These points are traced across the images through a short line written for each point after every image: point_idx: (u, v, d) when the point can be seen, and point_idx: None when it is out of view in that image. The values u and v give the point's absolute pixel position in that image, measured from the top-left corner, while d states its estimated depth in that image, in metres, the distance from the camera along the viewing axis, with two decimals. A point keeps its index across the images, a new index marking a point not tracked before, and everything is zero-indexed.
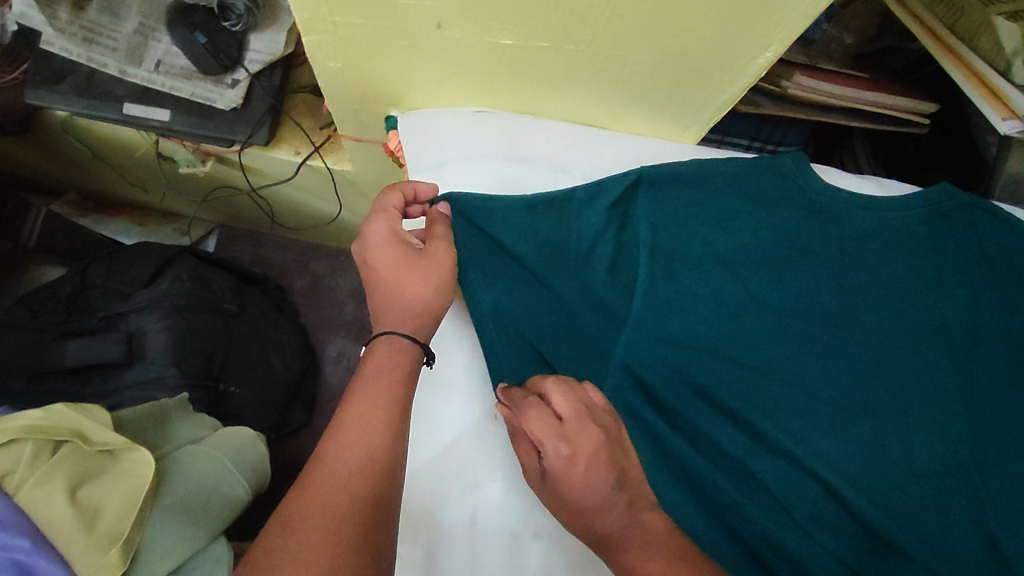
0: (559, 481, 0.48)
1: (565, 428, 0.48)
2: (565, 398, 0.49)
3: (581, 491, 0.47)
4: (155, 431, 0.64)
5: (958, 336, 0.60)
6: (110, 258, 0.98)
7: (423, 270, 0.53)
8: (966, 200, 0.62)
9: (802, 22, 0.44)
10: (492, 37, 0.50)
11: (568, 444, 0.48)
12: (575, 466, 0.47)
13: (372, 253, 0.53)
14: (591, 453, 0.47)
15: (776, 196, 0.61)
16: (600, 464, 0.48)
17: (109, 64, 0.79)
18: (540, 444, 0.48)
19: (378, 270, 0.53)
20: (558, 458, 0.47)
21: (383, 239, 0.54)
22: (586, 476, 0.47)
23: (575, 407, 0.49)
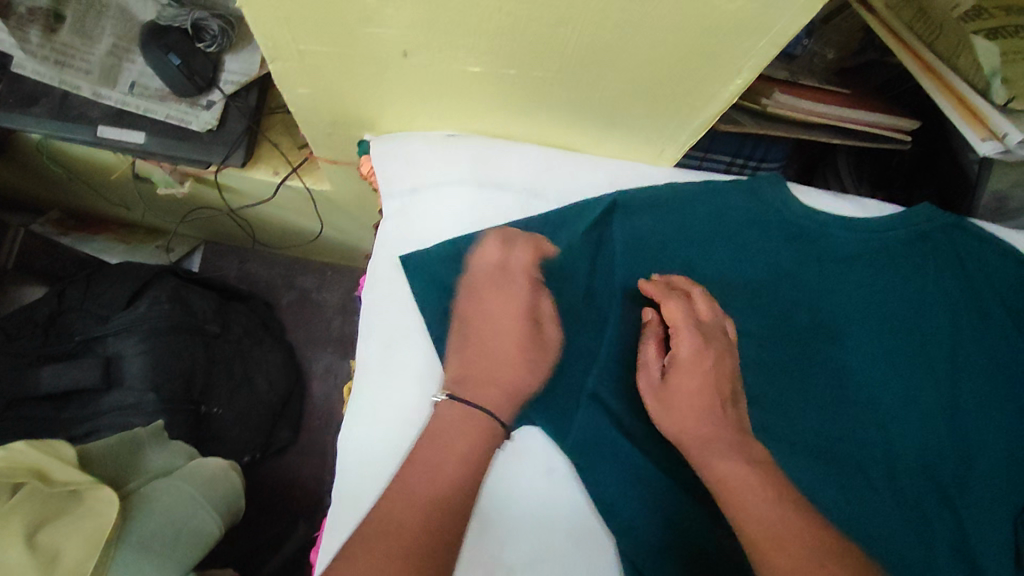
0: (681, 376, 0.51)
1: (702, 329, 0.53)
2: (707, 304, 0.54)
3: (701, 390, 0.50)
4: (128, 462, 0.63)
5: (938, 359, 0.59)
6: (88, 280, 0.96)
7: (529, 356, 0.53)
8: (946, 219, 0.61)
9: (770, 50, 0.44)
10: (460, 64, 0.49)
11: (705, 342, 0.52)
12: (704, 362, 0.51)
13: (497, 315, 0.53)
14: (717, 356, 0.52)
15: (754, 219, 0.60)
16: (725, 374, 0.52)
17: (83, 86, 0.77)
18: (676, 334, 0.52)
19: (485, 332, 0.53)
20: (691, 351, 0.52)
21: (509, 304, 0.53)
22: (714, 376, 0.51)
23: (713, 313, 0.54)
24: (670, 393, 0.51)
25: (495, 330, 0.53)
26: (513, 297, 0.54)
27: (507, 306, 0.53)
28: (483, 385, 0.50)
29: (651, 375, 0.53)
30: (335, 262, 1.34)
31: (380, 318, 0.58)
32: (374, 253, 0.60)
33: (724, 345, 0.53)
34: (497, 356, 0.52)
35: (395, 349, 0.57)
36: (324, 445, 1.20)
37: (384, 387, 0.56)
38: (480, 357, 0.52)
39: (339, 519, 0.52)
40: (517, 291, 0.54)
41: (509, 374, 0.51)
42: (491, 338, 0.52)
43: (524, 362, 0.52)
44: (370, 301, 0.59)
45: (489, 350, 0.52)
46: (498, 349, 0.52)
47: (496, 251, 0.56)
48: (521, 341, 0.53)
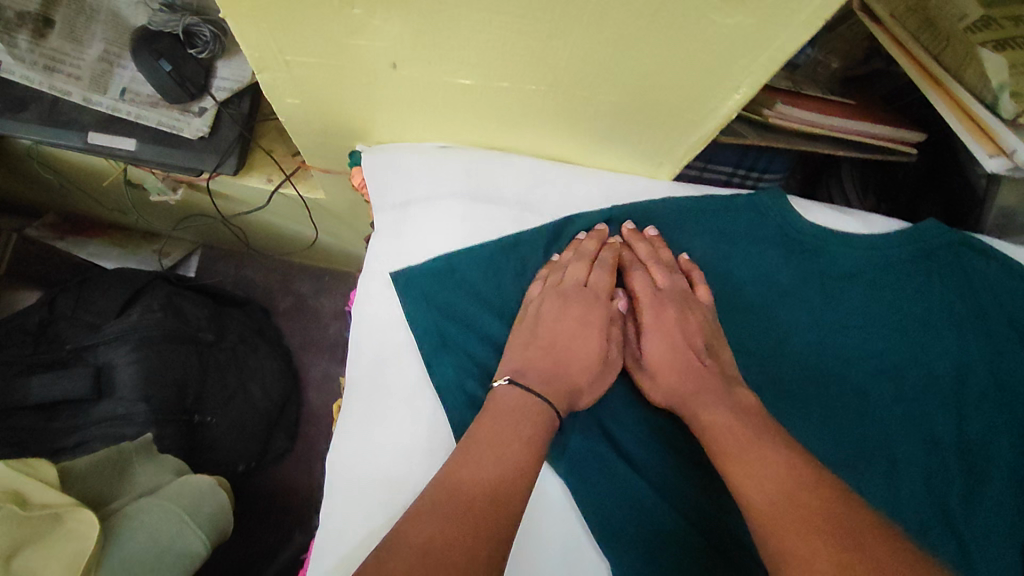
0: (651, 341, 0.54)
1: (660, 292, 0.55)
2: (661, 267, 0.56)
3: (672, 352, 0.52)
4: (114, 479, 0.61)
5: (944, 381, 0.57)
6: (80, 288, 0.95)
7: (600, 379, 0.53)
8: (954, 237, 0.59)
9: (770, 66, 0.42)
10: (451, 76, 0.48)
11: (662, 303, 0.54)
12: (667, 321, 0.54)
13: (564, 324, 0.52)
14: (677, 312, 0.54)
15: (755, 235, 0.59)
16: (693, 330, 0.54)
17: (73, 92, 0.76)
18: (639, 304, 0.55)
19: (571, 341, 0.52)
20: (652, 316, 0.54)
21: (596, 321, 0.53)
22: (682, 337, 0.53)
23: (669, 273, 0.56)
24: (650, 363, 0.53)
25: (582, 343, 0.52)
26: (600, 310, 0.53)
27: (595, 322, 0.53)
28: (565, 393, 0.50)
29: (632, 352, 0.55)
30: (332, 267, 1.33)
31: (371, 336, 0.57)
32: (365, 268, 0.59)
33: (688, 299, 0.55)
34: (579, 369, 0.51)
35: (386, 367, 0.56)
36: (320, 453, 1.19)
37: (374, 406, 0.54)
38: (569, 369, 0.51)
39: (329, 544, 0.50)
40: (604, 308, 0.54)
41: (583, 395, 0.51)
42: (579, 350, 0.52)
43: (598, 381, 0.52)
44: (361, 317, 0.58)
45: (579, 362, 0.51)
46: (583, 363, 0.51)
47: (570, 262, 0.56)
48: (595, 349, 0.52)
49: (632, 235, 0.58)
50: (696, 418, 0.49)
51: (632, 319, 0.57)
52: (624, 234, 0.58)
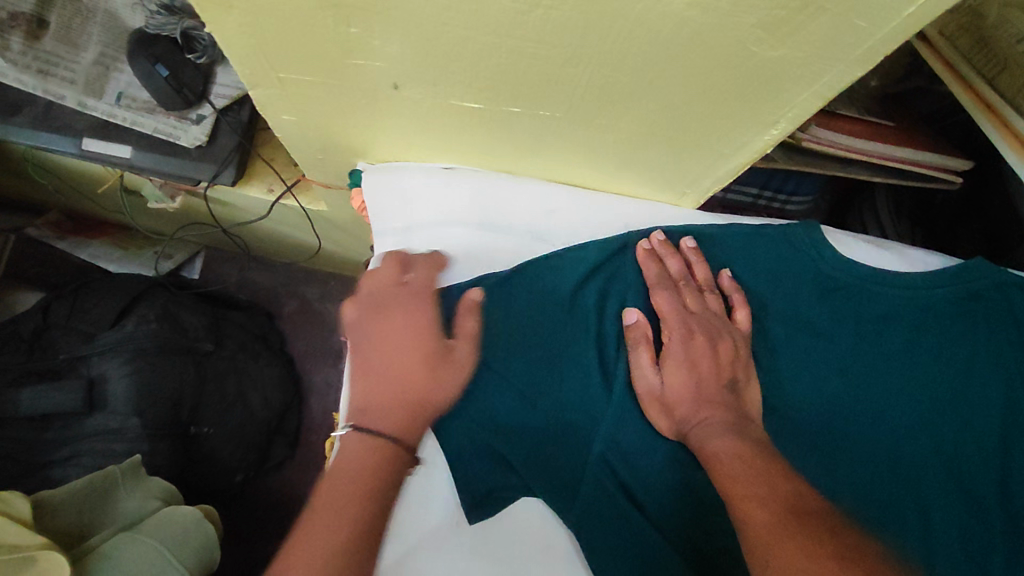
0: (673, 371, 0.49)
1: (691, 316, 0.51)
2: (694, 292, 0.52)
3: (696, 388, 0.48)
4: (98, 511, 0.58)
5: (989, 435, 0.52)
6: (75, 295, 0.91)
7: (440, 372, 0.47)
8: (1005, 277, 0.53)
9: (815, 103, 0.38)
10: (456, 100, 0.44)
11: (691, 329, 0.50)
12: (696, 350, 0.50)
13: (388, 338, 0.48)
14: (708, 340, 0.50)
15: (787, 270, 0.54)
16: (723, 361, 0.50)
17: (68, 96, 0.73)
18: (665, 325, 0.51)
19: (385, 347, 0.48)
20: (680, 342, 0.50)
21: (417, 325, 0.48)
22: (711, 367, 0.49)
23: (701, 296, 0.52)
24: (668, 394, 0.49)
25: (393, 346, 0.47)
26: (411, 307, 0.49)
27: (401, 320, 0.49)
28: (386, 409, 0.45)
29: (648, 380, 0.49)
30: (338, 273, 1.30)
31: None
32: None
33: (722, 327, 0.51)
34: (398, 373, 0.46)
35: None
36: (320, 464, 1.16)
37: None
38: (389, 378, 0.46)
39: None
40: (415, 303, 0.50)
41: (419, 398, 0.46)
42: (392, 354, 0.47)
43: (435, 376, 0.47)
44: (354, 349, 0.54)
45: (395, 365, 0.47)
46: (400, 365, 0.47)
47: (414, 267, 0.52)
48: (428, 351, 0.47)
49: (662, 246, 0.53)
50: (703, 449, 0.46)
51: (645, 343, 0.50)
52: (654, 244, 0.53)
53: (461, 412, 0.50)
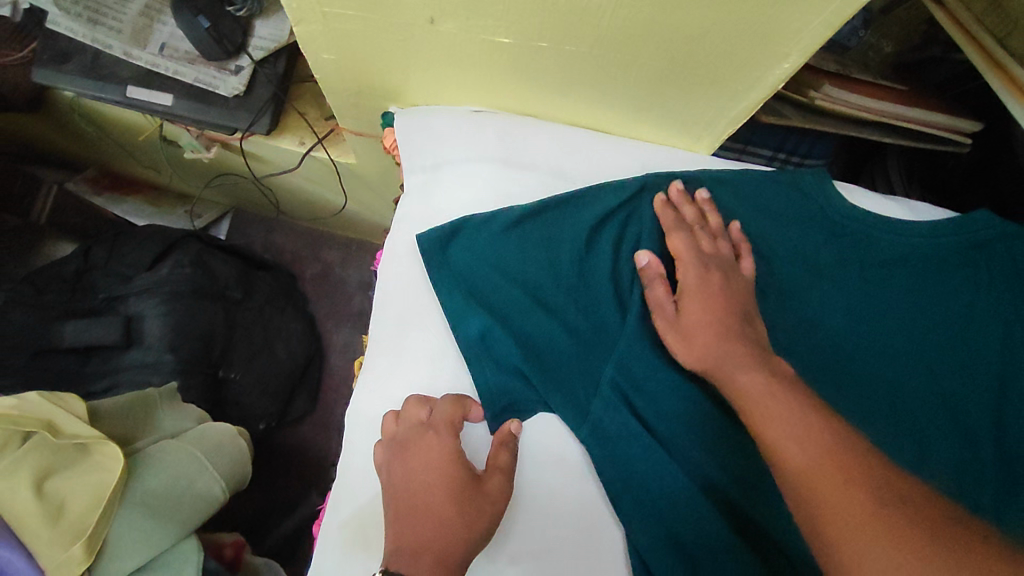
0: (693, 303, 0.51)
1: (706, 257, 0.54)
2: (709, 233, 0.55)
3: (710, 315, 0.50)
4: (138, 424, 0.63)
5: (989, 375, 0.54)
6: (115, 239, 0.98)
7: (476, 508, 0.47)
8: (1007, 228, 0.56)
9: (824, 32, 0.40)
10: (488, 34, 0.47)
11: (707, 267, 0.53)
12: (713, 286, 0.52)
13: (417, 479, 0.48)
14: (721, 279, 0.53)
15: (795, 213, 0.57)
16: (733, 297, 0.52)
17: (114, 45, 0.77)
18: (680, 264, 0.54)
19: (417, 480, 0.48)
20: (698, 278, 0.52)
21: (434, 463, 0.48)
22: (722, 302, 0.51)
23: (713, 239, 0.55)
24: (685, 322, 0.51)
25: (428, 487, 0.48)
26: (437, 446, 0.49)
27: (426, 453, 0.49)
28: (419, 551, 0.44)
29: (666, 311, 0.52)
30: (359, 238, 1.34)
31: (395, 293, 0.58)
32: (393, 228, 0.59)
33: (731, 268, 0.54)
34: (430, 518, 0.46)
35: (409, 326, 0.56)
36: (339, 420, 1.20)
37: (395, 362, 0.56)
38: (428, 510, 0.46)
39: (344, 496, 0.53)
40: (440, 440, 0.49)
41: (456, 533, 0.46)
42: (426, 492, 0.47)
43: (467, 517, 0.46)
44: (385, 278, 0.58)
45: (426, 512, 0.46)
46: (431, 505, 0.47)
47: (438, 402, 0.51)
48: (453, 490, 0.47)
49: (679, 196, 0.56)
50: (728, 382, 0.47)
51: (660, 279, 0.53)
52: (671, 194, 0.56)
53: (488, 334, 0.54)
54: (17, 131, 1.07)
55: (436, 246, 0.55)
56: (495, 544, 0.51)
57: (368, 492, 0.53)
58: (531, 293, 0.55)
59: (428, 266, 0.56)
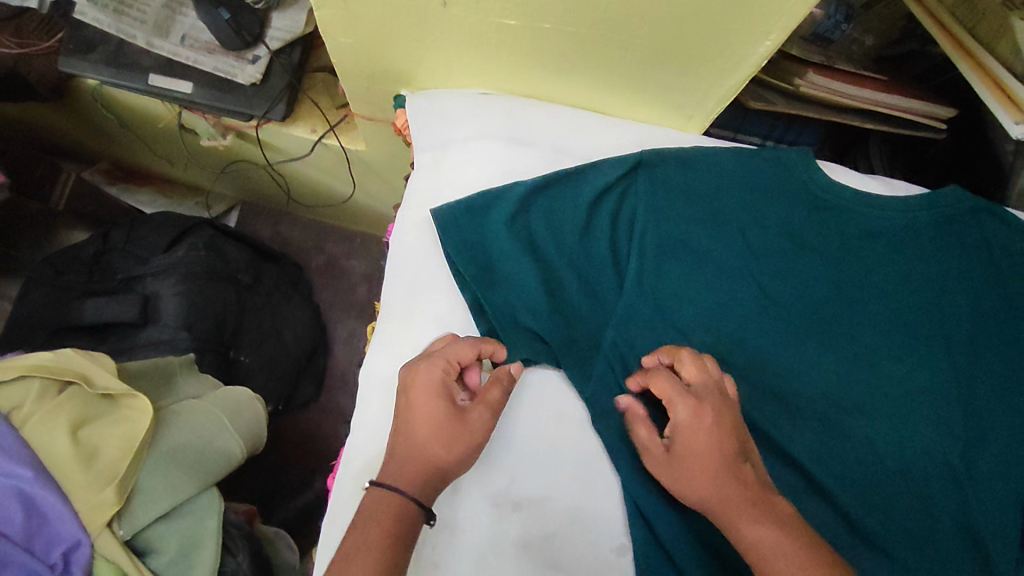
0: (685, 444, 0.49)
1: (693, 389, 0.51)
2: (692, 362, 0.52)
3: (700, 454, 0.48)
4: (160, 387, 0.67)
5: (958, 340, 0.58)
6: (131, 224, 1.02)
7: (455, 435, 0.50)
8: (977, 204, 0.60)
9: (800, 11, 0.45)
10: (495, 17, 0.51)
11: (696, 403, 0.50)
12: (703, 422, 0.49)
13: (413, 398, 0.51)
14: (713, 415, 0.49)
15: (782, 189, 0.61)
16: (725, 429, 0.49)
17: (138, 35, 0.81)
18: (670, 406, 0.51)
19: (413, 395, 0.51)
20: (687, 416, 0.49)
21: (427, 392, 0.50)
22: (715, 438, 0.48)
23: (700, 369, 0.51)
24: (678, 462, 0.50)
25: (420, 409, 0.50)
26: (433, 373, 0.51)
27: (427, 380, 0.51)
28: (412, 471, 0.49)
29: (655, 454, 0.51)
30: (363, 230, 1.37)
31: (407, 261, 0.61)
32: (406, 203, 0.63)
33: (720, 397, 0.50)
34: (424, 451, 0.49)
35: (420, 291, 0.60)
36: (344, 406, 1.23)
37: (406, 325, 0.60)
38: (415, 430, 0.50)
39: (357, 449, 0.57)
40: (433, 369, 0.51)
41: (435, 452, 0.49)
42: (418, 411, 0.50)
43: (448, 441, 0.49)
44: (398, 248, 0.62)
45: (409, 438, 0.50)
46: (416, 426, 0.50)
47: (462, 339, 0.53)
48: (436, 419, 0.50)
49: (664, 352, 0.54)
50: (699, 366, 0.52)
51: (643, 423, 0.53)
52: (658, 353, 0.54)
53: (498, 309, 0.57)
54: (34, 120, 1.11)
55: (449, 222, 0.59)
56: (500, 491, 0.55)
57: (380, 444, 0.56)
58: (535, 262, 0.59)
59: (441, 236, 0.59)
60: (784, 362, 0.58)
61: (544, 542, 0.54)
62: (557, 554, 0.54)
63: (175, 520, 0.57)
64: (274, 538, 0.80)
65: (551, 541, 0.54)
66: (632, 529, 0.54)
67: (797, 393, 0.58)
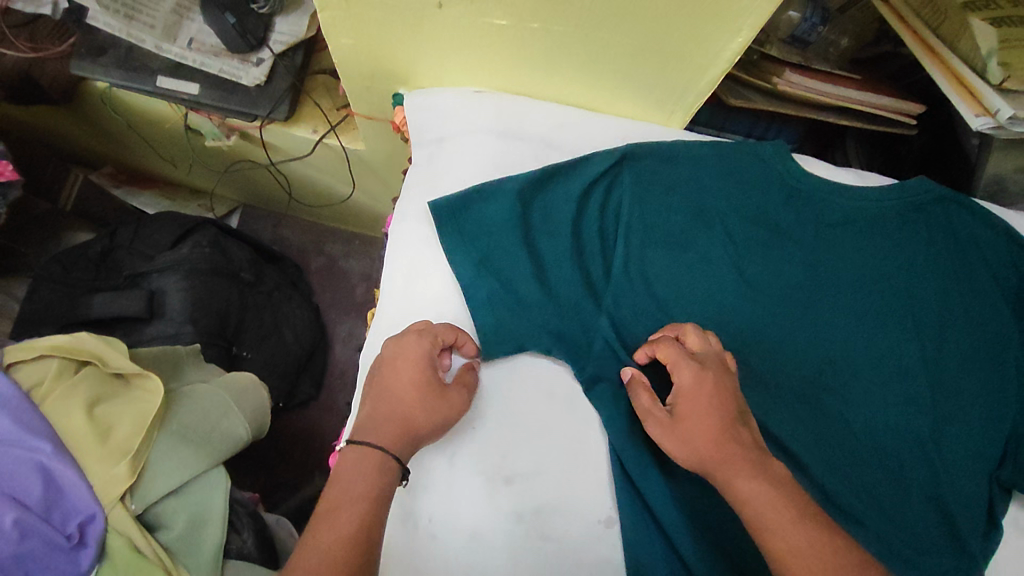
0: (688, 405, 0.52)
1: (695, 356, 0.54)
2: (696, 335, 0.56)
3: (700, 415, 0.51)
4: (168, 373, 0.69)
5: (925, 321, 0.62)
6: (138, 223, 1.05)
7: (431, 403, 0.54)
8: (943, 193, 0.64)
9: (765, 9, 0.50)
10: (487, 18, 0.55)
11: (700, 365, 0.53)
12: (705, 383, 0.52)
13: (398, 365, 0.54)
14: (715, 380, 0.52)
15: (759, 181, 0.64)
16: (725, 394, 0.52)
17: (148, 40, 0.85)
18: (674, 368, 0.54)
19: (399, 362, 0.54)
20: (689, 378, 0.53)
21: (414, 361, 0.54)
22: (713, 399, 0.51)
23: (704, 339, 0.56)
24: (681, 423, 0.52)
25: (405, 375, 0.54)
26: (421, 344, 0.55)
27: (415, 351, 0.55)
28: (393, 433, 0.51)
29: (659, 416, 0.53)
30: (362, 232, 1.40)
31: (405, 249, 0.65)
32: (403, 196, 0.66)
33: (722, 367, 0.54)
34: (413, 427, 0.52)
35: (417, 278, 0.64)
36: (344, 404, 1.25)
37: (404, 310, 0.63)
38: (402, 393, 0.53)
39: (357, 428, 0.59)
40: (421, 341, 0.55)
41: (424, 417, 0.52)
42: (404, 373, 0.54)
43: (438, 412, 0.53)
44: (396, 238, 0.65)
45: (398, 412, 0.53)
46: (399, 391, 0.53)
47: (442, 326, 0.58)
48: (421, 386, 0.54)
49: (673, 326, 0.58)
50: (698, 341, 0.56)
51: (645, 389, 0.56)
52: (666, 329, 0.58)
53: (493, 295, 0.60)
54: (43, 124, 1.14)
55: (446, 212, 0.62)
56: (492, 465, 0.58)
57: None
58: (527, 249, 0.61)
59: (437, 225, 0.62)
60: (762, 344, 0.61)
61: (535, 515, 0.57)
62: (548, 527, 0.57)
63: (184, 497, 0.60)
64: (277, 527, 0.82)
65: (542, 515, 0.57)
66: (620, 499, 0.57)
67: (776, 372, 0.61)
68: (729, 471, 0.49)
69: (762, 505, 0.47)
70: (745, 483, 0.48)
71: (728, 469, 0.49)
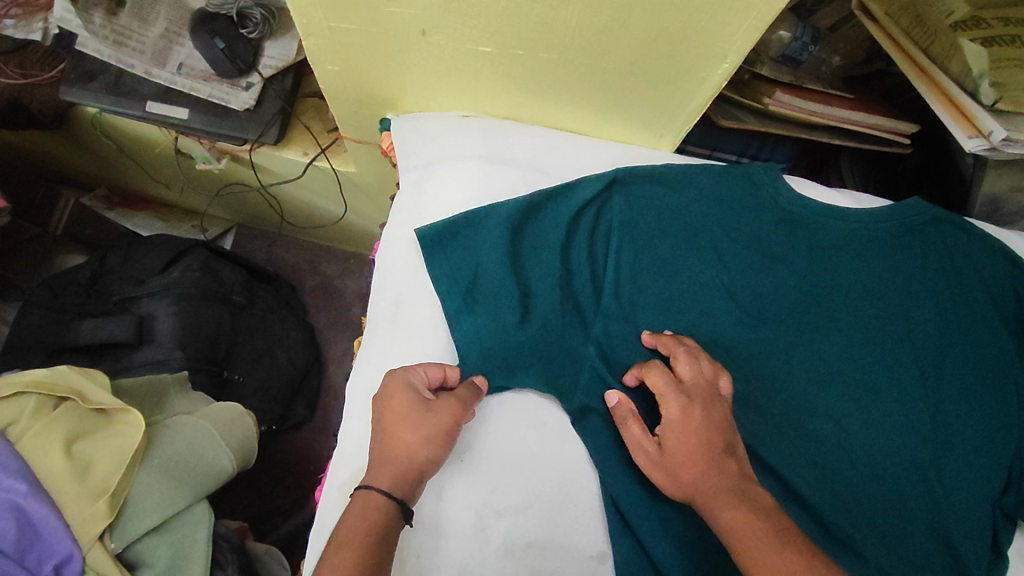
0: (673, 439, 0.51)
1: (685, 386, 0.53)
2: (688, 357, 0.54)
3: (691, 448, 0.50)
4: (152, 405, 0.68)
5: (923, 344, 0.61)
6: (127, 247, 1.05)
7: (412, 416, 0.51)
8: (938, 214, 0.63)
9: (751, 35, 0.49)
10: (472, 45, 0.55)
11: (689, 398, 0.52)
12: (692, 419, 0.51)
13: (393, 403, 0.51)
14: (703, 411, 0.51)
15: (750, 204, 0.63)
16: (713, 424, 0.51)
17: (137, 65, 0.84)
18: (662, 401, 0.52)
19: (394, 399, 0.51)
20: (677, 412, 0.51)
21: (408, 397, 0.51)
22: (699, 433, 0.50)
23: (695, 363, 0.54)
24: (666, 458, 0.51)
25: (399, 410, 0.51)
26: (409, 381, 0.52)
27: (407, 389, 0.52)
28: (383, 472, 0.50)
29: (646, 449, 0.53)
30: (357, 251, 1.40)
31: (392, 278, 0.64)
32: (390, 223, 0.65)
33: (712, 394, 0.53)
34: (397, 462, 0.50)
35: (404, 306, 0.63)
36: (338, 427, 1.24)
37: (389, 339, 0.61)
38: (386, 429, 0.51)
39: (343, 461, 0.58)
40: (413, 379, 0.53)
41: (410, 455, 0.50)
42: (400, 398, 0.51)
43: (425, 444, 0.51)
44: (384, 265, 0.64)
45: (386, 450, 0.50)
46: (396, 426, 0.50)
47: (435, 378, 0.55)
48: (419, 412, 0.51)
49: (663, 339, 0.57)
50: (685, 361, 0.54)
51: (633, 417, 0.54)
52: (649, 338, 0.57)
53: (481, 326, 0.59)
54: (35, 147, 1.14)
55: (433, 239, 0.61)
56: (482, 500, 0.56)
57: (364, 454, 0.58)
58: (515, 276, 0.60)
59: (423, 253, 0.61)
60: (756, 372, 0.60)
61: (526, 551, 0.55)
62: (538, 562, 0.55)
63: (166, 533, 0.59)
64: (266, 557, 0.80)
65: (533, 551, 0.55)
66: (611, 532, 0.56)
67: (771, 400, 0.59)
68: (719, 503, 0.48)
69: (759, 540, 0.46)
70: (738, 520, 0.47)
71: (721, 506, 0.48)
